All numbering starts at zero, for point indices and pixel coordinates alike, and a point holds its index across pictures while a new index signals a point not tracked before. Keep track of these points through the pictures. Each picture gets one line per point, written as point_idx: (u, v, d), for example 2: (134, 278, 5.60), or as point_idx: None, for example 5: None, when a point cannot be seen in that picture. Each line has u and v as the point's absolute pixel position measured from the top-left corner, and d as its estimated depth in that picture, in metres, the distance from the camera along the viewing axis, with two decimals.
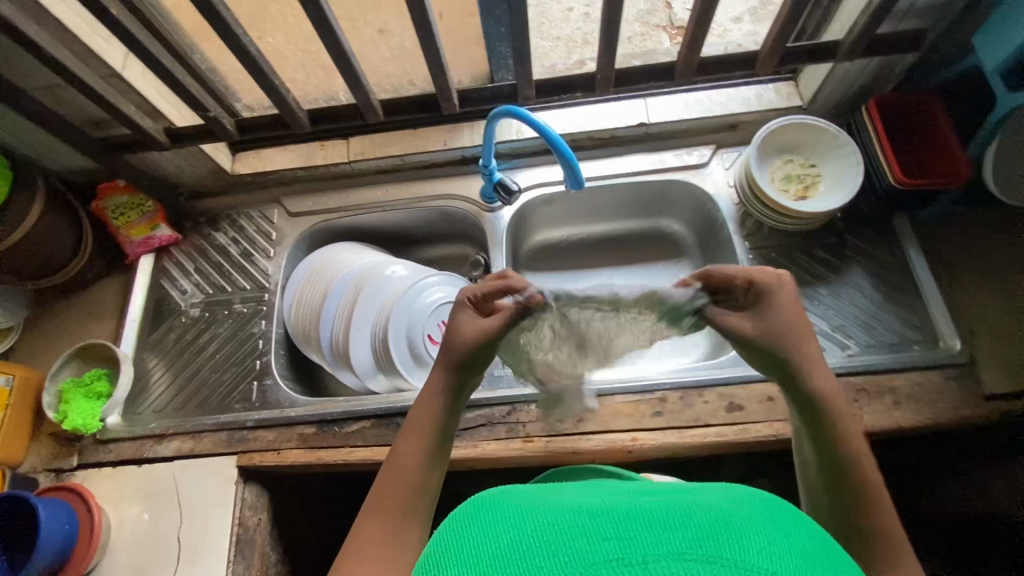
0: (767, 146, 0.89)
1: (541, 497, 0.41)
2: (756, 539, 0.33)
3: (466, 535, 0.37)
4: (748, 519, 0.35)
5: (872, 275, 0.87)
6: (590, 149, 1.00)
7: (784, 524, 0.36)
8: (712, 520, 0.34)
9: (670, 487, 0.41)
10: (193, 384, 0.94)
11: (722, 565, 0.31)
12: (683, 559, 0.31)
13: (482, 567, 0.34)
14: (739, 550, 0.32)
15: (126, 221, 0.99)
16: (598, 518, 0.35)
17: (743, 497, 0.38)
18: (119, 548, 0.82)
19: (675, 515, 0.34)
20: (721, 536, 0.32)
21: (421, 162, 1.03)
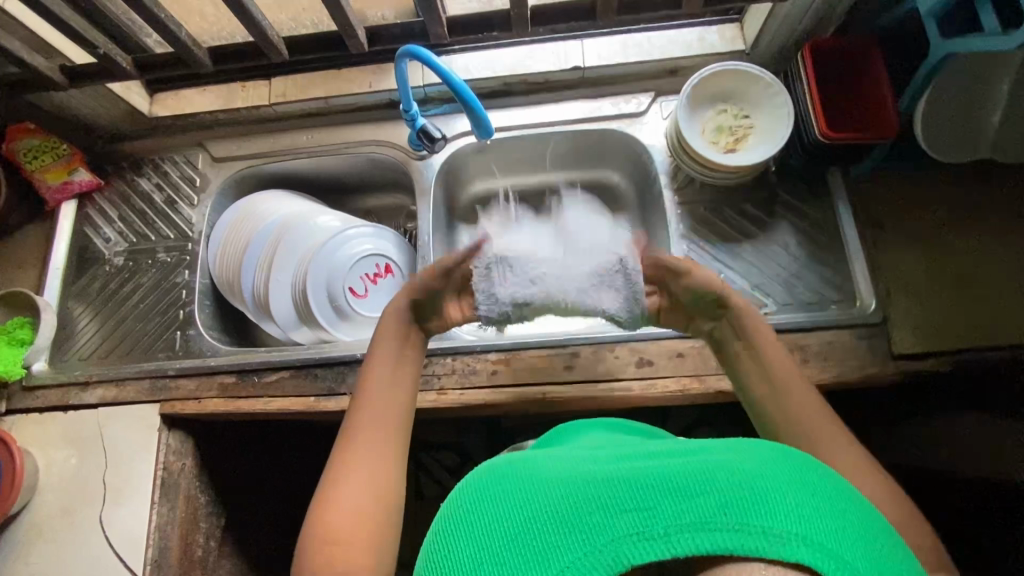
0: (698, 95, 0.85)
1: (568, 465, 0.45)
2: (772, 502, 0.36)
3: (486, 511, 0.42)
4: (763, 483, 0.38)
5: (797, 233, 0.86)
6: (524, 94, 0.95)
7: (808, 483, 0.39)
8: (727, 487, 0.37)
9: (695, 446, 0.44)
10: (119, 332, 0.94)
11: (750, 532, 0.34)
12: (708, 530, 0.35)
13: (498, 549, 0.38)
14: (767, 515, 0.35)
15: (39, 166, 0.95)
16: (616, 491, 0.38)
17: (761, 458, 0.41)
18: (47, 489, 0.85)
19: (694, 482, 0.38)
20: (749, 505, 0.36)
21: (348, 105, 0.98)
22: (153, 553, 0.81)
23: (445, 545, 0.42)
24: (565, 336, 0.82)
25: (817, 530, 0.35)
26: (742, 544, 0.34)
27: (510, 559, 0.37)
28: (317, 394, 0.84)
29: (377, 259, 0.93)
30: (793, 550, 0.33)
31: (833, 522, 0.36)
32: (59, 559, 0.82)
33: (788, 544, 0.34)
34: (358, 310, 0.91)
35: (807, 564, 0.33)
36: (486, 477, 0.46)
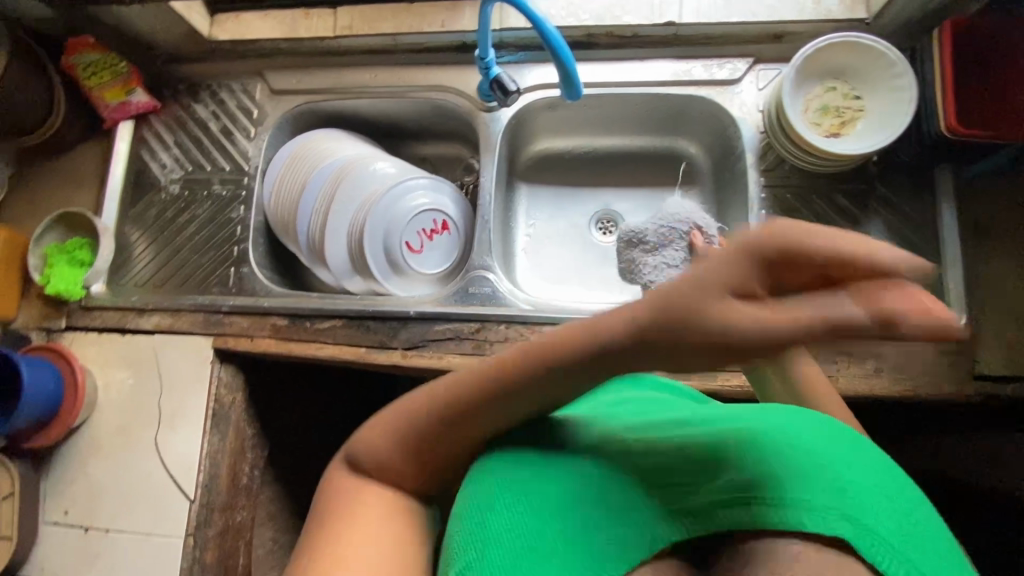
0: (808, 66, 0.76)
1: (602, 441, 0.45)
2: (812, 475, 0.38)
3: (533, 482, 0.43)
4: (796, 454, 0.40)
5: (891, 232, 0.79)
6: (607, 47, 0.88)
7: (840, 452, 0.41)
8: (769, 462, 0.39)
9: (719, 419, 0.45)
10: (174, 262, 0.94)
11: (791, 507, 0.37)
12: (752, 503, 0.37)
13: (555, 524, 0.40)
14: (807, 488, 0.38)
15: (98, 83, 0.93)
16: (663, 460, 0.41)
17: (792, 426, 0.43)
18: (105, 407, 0.88)
19: (738, 456, 0.40)
20: (788, 479, 0.38)
21: (416, 44, 0.92)
22: (203, 479, 0.85)
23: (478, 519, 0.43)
24: None
25: (858, 506, 0.37)
26: (784, 518, 0.37)
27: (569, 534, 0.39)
28: (367, 346, 0.84)
29: (433, 211, 0.90)
30: (836, 524, 0.36)
31: (866, 499, 0.38)
32: (117, 473, 0.86)
33: (826, 518, 0.36)
34: (412, 265, 0.88)
35: (847, 539, 0.36)
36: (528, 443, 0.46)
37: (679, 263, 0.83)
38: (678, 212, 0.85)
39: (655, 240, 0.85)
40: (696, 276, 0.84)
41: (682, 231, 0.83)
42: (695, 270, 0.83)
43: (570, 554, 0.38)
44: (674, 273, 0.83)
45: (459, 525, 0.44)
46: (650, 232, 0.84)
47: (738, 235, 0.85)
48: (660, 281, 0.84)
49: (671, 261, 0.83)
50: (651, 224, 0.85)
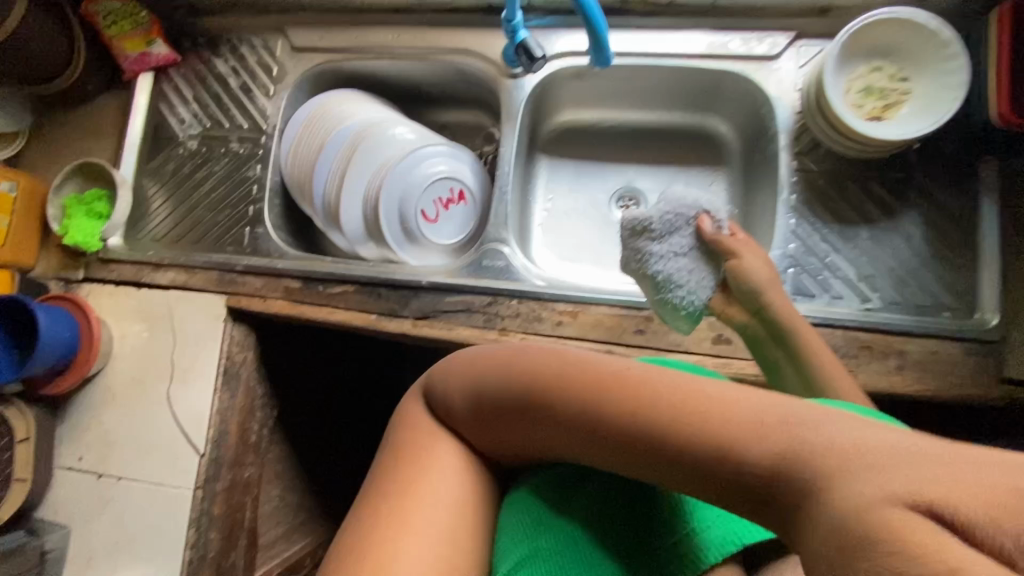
0: (855, 43, 0.72)
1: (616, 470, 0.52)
2: None
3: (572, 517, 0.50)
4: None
5: (927, 224, 0.75)
6: (640, 15, 0.84)
7: None
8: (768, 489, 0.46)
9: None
10: (190, 220, 0.94)
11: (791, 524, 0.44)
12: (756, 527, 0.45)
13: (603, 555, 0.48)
14: None
15: (118, 32, 0.91)
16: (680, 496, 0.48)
17: None
18: (120, 359, 0.89)
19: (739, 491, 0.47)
20: None
21: (441, 4, 0.88)
22: (214, 434, 0.86)
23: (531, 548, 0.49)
24: (642, 298, 0.77)
25: None
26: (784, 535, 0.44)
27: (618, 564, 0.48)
28: (379, 313, 0.83)
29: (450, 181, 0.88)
30: None
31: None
32: (131, 423, 0.88)
33: None
34: (427, 235, 0.87)
35: None
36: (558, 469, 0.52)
37: (689, 258, 0.72)
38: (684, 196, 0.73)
39: (665, 230, 0.71)
40: (709, 275, 0.73)
41: (688, 219, 0.72)
42: (705, 267, 0.73)
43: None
44: (686, 271, 0.72)
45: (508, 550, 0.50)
46: (657, 221, 0.71)
47: (764, 220, 0.82)
48: (675, 283, 0.71)
49: (681, 256, 0.71)
50: (662, 211, 0.72)
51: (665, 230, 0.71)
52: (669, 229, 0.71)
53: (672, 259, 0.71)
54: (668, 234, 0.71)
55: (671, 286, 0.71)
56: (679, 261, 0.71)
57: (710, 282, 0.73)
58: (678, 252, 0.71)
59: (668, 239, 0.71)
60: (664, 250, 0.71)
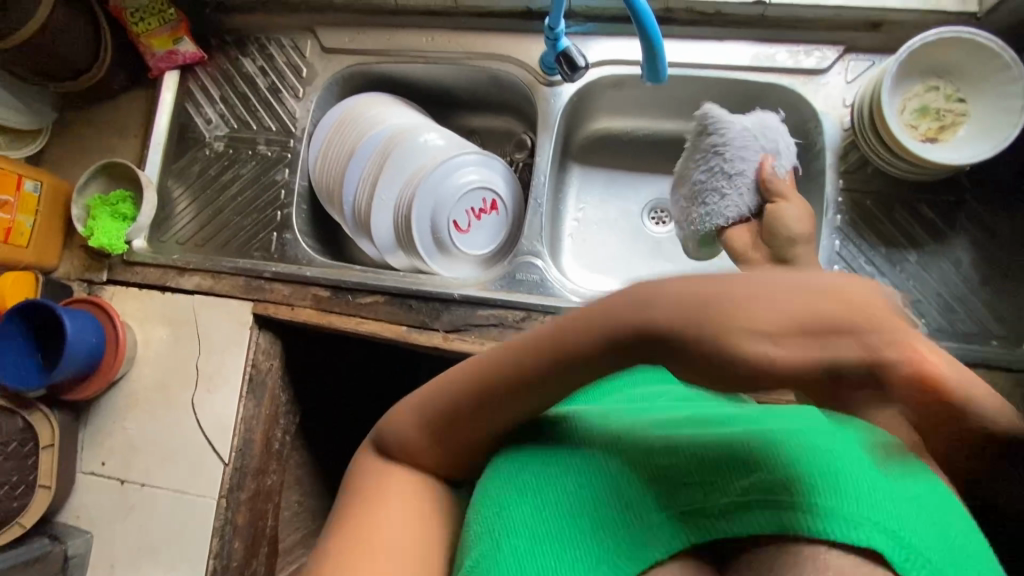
0: (912, 61, 0.69)
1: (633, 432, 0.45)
2: (844, 488, 0.36)
3: (541, 486, 0.46)
4: (834, 465, 0.37)
5: (977, 249, 0.73)
6: (685, 24, 0.81)
7: (868, 462, 0.38)
8: (794, 467, 0.37)
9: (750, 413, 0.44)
10: (215, 223, 0.92)
11: (811, 512, 0.35)
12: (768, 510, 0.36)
13: (563, 529, 0.43)
14: (835, 496, 0.36)
15: (145, 29, 0.89)
16: (674, 469, 0.40)
17: (819, 425, 0.40)
18: (144, 364, 0.88)
19: (756, 461, 0.38)
20: (813, 486, 0.36)
21: (478, 7, 0.86)
22: (239, 442, 0.85)
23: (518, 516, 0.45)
24: None
25: (880, 508, 0.35)
26: (808, 524, 0.35)
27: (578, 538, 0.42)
28: (409, 325, 0.82)
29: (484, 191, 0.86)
30: (866, 535, 0.34)
31: (904, 505, 0.36)
32: (155, 429, 0.87)
33: (853, 526, 0.34)
34: (459, 246, 0.85)
35: (879, 552, 0.34)
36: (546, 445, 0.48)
37: (736, 181, 0.72)
38: (774, 135, 0.74)
39: (731, 146, 0.73)
40: (749, 200, 0.72)
41: (760, 150, 0.73)
42: (747, 195, 0.72)
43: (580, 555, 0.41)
44: (722, 193, 0.72)
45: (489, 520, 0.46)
46: (729, 132, 0.74)
47: None
48: (705, 193, 0.74)
49: (727, 174, 0.73)
50: (739, 128, 0.74)
51: (727, 142, 0.73)
52: (726, 143, 0.73)
53: (717, 171, 0.73)
54: (725, 147, 0.73)
55: (707, 198, 0.73)
56: (726, 178, 0.73)
57: (745, 210, 0.72)
58: (729, 172, 0.73)
59: (725, 153, 0.74)
60: (716, 160, 0.74)
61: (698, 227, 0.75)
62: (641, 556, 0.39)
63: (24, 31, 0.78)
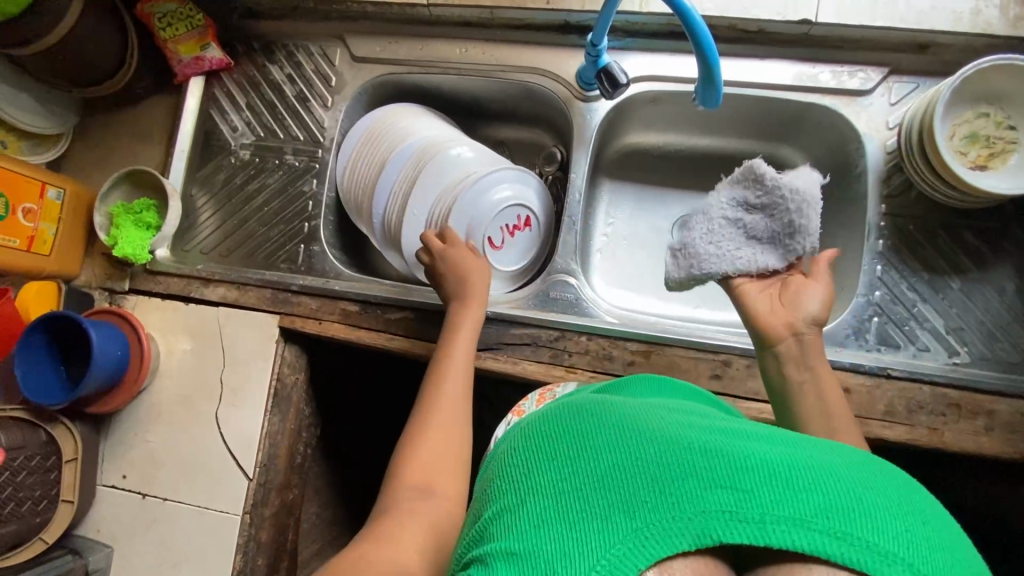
0: (964, 87, 0.68)
1: (654, 418, 0.40)
2: (882, 519, 0.32)
3: (549, 456, 0.38)
4: (876, 497, 0.33)
5: (1021, 277, 0.72)
6: (726, 42, 0.80)
7: (910, 505, 0.34)
8: (838, 492, 0.32)
9: (789, 434, 0.39)
10: (240, 233, 0.90)
11: (852, 543, 0.31)
12: (807, 526, 0.31)
13: (567, 500, 0.34)
14: (873, 529, 0.31)
15: (172, 35, 0.87)
16: (710, 459, 0.34)
17: (866, 466, 0.36)
18: (167, 376, 0.86)
19: (798, 477, 0.33)
20: (855, 513, 0.32)
21: (514, 19, 0.84)
22: (263, 458, 0.83)
23: (514, 467, 0.40)
24: (719, 341, 0.75)
25: (918, 552, 0.31)
26: (844, 553, 0.31)
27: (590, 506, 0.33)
28: None
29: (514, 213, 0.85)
30: (899, 573, 0.30)
31: (948, 557, 0.32)
32: (177, 443, 0.85)
33: (891, 562, 0.30)
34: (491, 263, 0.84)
35: None
36: (562, 414, 0.42)
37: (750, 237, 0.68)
38: (808, 196, 0.66)
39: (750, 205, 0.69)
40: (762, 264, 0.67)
41: (784, 210, 0.66)
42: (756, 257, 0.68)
43: (590, 531, 0.32)
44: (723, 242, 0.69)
45: (498, 475, 0.41)
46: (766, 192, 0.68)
47: (845, 263, 0.79)
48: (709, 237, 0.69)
49: (736, 226, 0.69)
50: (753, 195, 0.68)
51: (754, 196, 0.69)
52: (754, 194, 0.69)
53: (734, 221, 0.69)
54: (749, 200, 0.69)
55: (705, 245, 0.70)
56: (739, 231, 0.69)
57: (752, 267, 0.67)
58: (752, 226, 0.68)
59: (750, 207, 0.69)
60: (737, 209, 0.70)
61: (682, 269, 0.72)
62: (663, 544, 0.31)
63: (51, 36, 0.76)
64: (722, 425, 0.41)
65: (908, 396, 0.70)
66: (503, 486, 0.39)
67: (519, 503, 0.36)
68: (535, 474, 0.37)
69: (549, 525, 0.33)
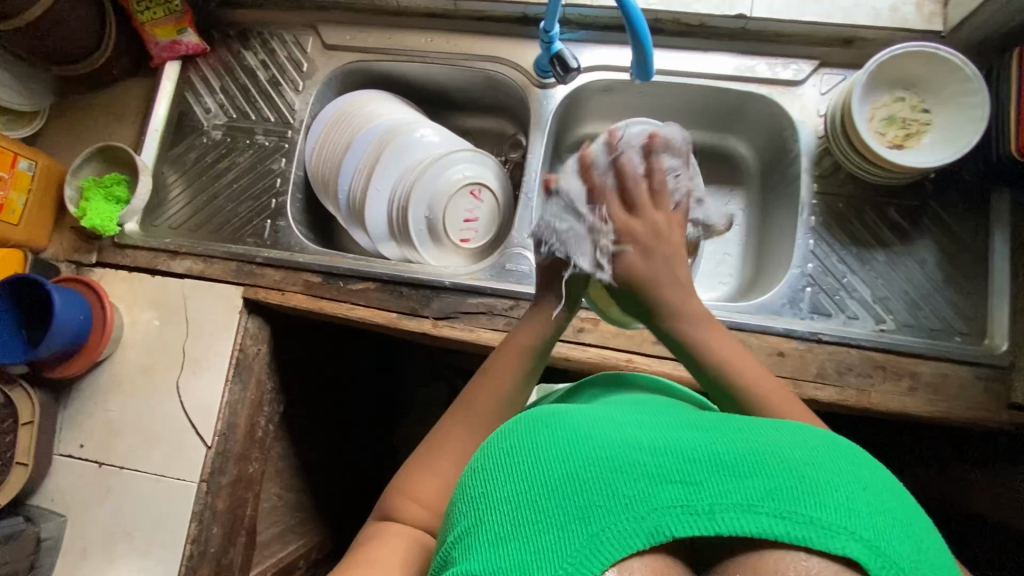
0: (881, 73, 0.75)
1: (611, 420, 0.42)
2: (822, 492, 0.35)
3: (512, 464, 0.40)
4: (815, 473, 0.36)
5: (940, 252, 0.78)
6: (671, 34, 0.86)
7: (851, 475, 0.37)
8: (778, 473, 0.36)
9: (735, 420, 0.42)
10: (209, 209, 0.93)
11: (798, 521, 0.34)
12: (753, 512, 0.34)
13: (532, 506, 0.36)
14: (815, 505, 0.34)
15: (150, 18, 0.91)
16: (660, 458, 0.37)
17: (808, 443, 0.39)
18: (129, 346, 0.88)
19: (742, 464, 0.36)
20: (796, 492, 0.35)
21: (476, 11, 0.90)
22: (223, 426, 0.85)
23: (473, 481, 0.41)
24: None
25: (859, 520, 0.34)
26: (789, 531, 0.34)
27: (550, 510, 0.36)
28: (398, 311, 0.83)
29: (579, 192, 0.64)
30: (843, 544, 0.33)
31: (882, 517, 0.35)
32: (136, 411, 0.86)
33: (834, 536, 0.33)
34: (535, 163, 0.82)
35: (852, 558, 0.33)
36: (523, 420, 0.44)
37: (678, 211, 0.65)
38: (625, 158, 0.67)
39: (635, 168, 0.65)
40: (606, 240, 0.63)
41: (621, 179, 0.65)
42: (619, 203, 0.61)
43: (554, 537, 0.35)
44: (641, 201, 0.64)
45: (459, 487, 0.42)
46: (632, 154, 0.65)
47: (783, 240, 0.84)
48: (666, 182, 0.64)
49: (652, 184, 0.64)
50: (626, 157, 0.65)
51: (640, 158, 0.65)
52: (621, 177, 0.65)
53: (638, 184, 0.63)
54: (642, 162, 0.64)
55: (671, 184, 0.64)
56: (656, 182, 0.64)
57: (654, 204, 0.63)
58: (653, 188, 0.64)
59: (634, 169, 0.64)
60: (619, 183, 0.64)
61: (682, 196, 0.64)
62: (621, 543, 0.34)
63: (30, 13, 0.79)
64: (671, 419, 0.43)
65: (838, 359, 0.74)
66: (465, 499, 0.40)
67: (484, 515, 0.38)
68: (501, 486, 0.39)
69: (513, 538, 0.36)
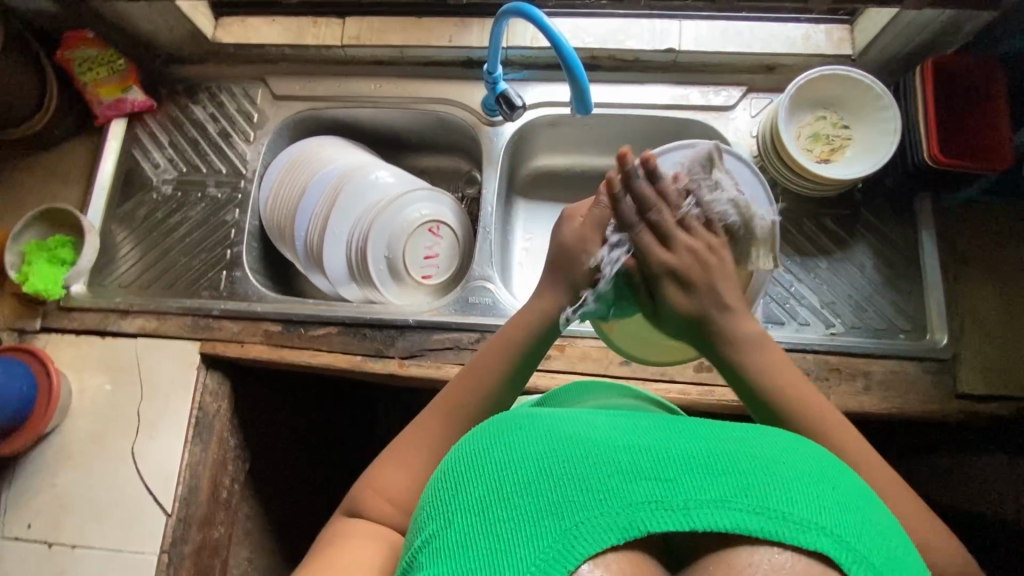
0: (802, 95, 0.81)
1: (586, 418, 0.39)
2: (793, 488, 0.33)
3: (479, 463, 0.36)
4: (783, 471, 0.34)
5: (876, 255, 0.83)
6: (608, 70, 0.91)
7: (822, 474, 0.35)
8: (751, 470, 0.33)
9: (710, 421, 0.40)
10: (161, 263, 0.91)
11: (768, 516, 0.31)
12: (727, 505, 0.31)
13: (498, 507, 0.33)
14: (785, 500, 0.32)
15: (93, 78, 0.91)
16: (634, 454, 0.34)
17: (779, 442, 0.37)
18: (79, 414, 0.83)
19: (715, 461, 0.34)
20: (767, 486, 0.32)
21: (423, 57, 0.93)
22: (182, 491, 0.80)
23: (442, 483, 0.37)
24: None
25: (835, 518, 0.32)
26: (763, 527, 0.31)
27: (516, 511, 0.32)
28: (363, 354, 0.82)
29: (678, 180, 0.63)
30: (814, 539, 0.31)
31: (852, 517, 0.33)
32: (87, 483, 0.81)
33: (805, 531, 0.31)
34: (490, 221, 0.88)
35: (828, 555, 0.30)
36: (495, 420, 0.41)
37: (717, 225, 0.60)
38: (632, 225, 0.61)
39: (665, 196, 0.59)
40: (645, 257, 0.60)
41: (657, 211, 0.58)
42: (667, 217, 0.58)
43: (519, 538, 0.31)
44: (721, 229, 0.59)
45: (427, 489, 0.39)
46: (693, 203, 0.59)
47: None
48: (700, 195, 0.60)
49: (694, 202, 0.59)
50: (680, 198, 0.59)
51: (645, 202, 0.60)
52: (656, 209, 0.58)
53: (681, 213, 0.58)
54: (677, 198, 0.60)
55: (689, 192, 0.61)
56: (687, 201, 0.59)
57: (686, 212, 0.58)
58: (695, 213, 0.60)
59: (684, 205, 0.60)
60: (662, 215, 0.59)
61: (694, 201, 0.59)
62: (593, 539, 0.31)
63: None
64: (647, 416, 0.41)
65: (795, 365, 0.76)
66: (429, 505, 0.37)
67: (445, 519, 0.34)
68: (467, 487, 0.35)
69: (482, 538, 0.32)
